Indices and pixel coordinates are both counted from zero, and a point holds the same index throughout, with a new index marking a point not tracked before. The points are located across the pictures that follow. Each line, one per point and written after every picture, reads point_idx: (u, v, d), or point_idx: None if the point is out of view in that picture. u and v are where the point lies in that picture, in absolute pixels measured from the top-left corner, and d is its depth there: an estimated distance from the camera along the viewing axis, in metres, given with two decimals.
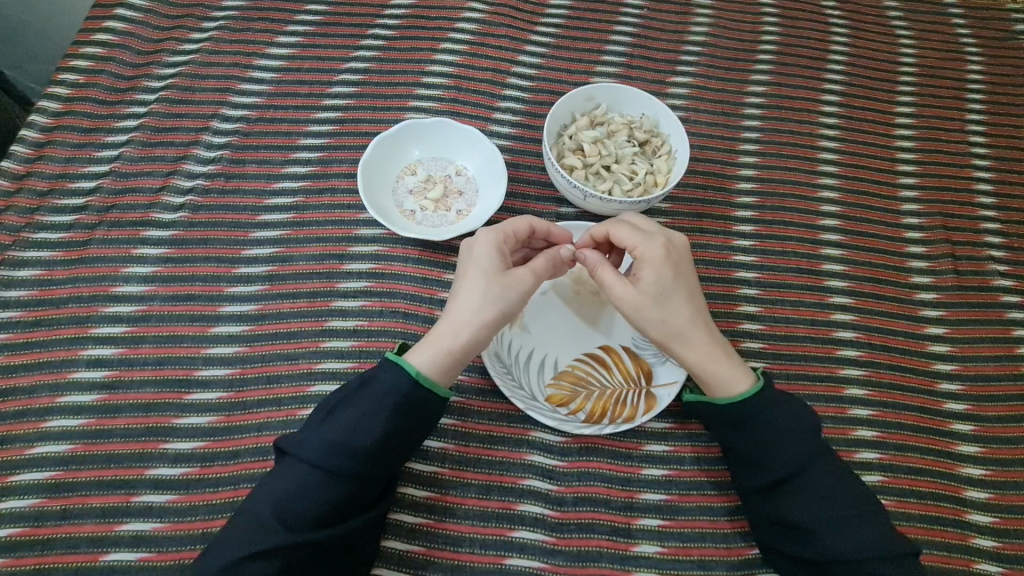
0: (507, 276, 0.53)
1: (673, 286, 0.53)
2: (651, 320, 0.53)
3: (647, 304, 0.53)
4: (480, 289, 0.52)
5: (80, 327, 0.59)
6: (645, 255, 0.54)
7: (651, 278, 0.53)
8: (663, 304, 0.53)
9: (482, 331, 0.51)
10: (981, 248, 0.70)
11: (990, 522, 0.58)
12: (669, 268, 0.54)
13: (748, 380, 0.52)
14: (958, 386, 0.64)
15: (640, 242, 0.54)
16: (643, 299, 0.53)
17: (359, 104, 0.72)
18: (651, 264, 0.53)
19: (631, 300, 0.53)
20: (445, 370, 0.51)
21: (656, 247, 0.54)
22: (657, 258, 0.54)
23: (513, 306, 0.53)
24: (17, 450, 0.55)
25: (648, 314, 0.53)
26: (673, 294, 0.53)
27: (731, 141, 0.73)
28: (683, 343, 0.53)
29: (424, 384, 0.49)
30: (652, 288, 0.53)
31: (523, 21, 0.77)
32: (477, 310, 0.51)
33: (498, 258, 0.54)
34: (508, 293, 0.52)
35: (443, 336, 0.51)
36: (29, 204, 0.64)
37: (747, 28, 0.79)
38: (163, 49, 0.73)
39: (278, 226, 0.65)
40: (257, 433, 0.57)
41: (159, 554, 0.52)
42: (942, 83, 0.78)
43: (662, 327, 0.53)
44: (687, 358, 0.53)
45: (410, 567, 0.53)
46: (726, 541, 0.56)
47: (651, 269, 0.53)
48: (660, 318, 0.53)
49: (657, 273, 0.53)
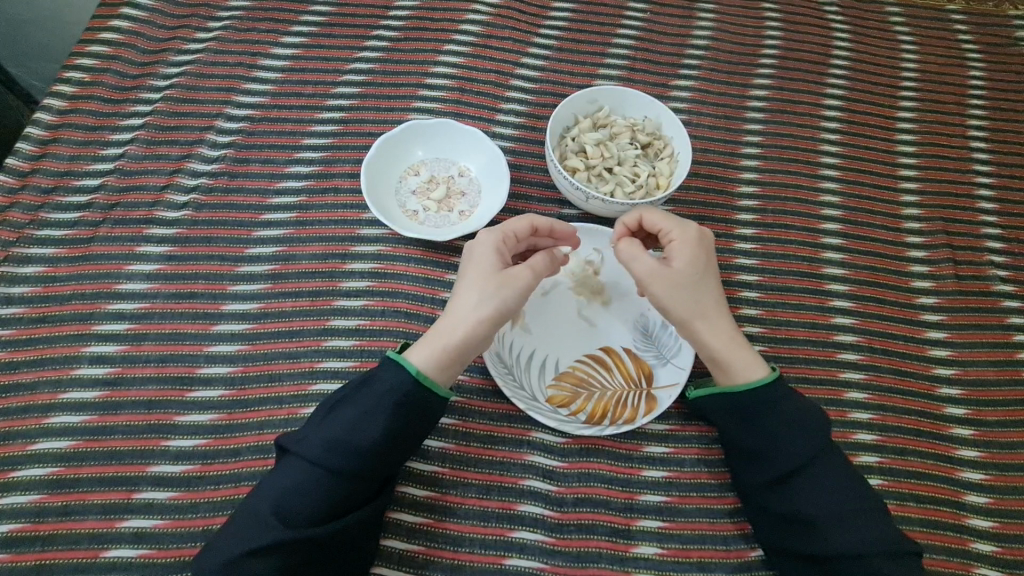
0: (504, 274, 0.53)
1: (704, 271, 0.54)
2: (681, 299, 0.53)
3: (680, 284, 0.53)
4: (475, 287, 0.52)
5: (83, 323, 0.60)
6: (681, 238, 0.55)
7: (685, 260, 0.54)
8: (694, 284, 0.54)
9: (475, 328, 0.51)
10: (982, 251, 0.70)
11: (990, 527, 0.58)
12: (703, 254, 0.55)
13: (764, 368, 0.53)
14: (959, 391, 0.64)
15: (674, 228, 0.55)
16: (677, 279, 0.53)
17: (363, 104, 0.72)
18: (687, 246, 0.54)
19: (665, 279, 0.53)
20: (443, 370, 0.51)
21: (691, 233, 0.55)
22: (693, 243, 0.55)
23: (511, 305, 0.52)
24: (19, 446, 0.55)
25: (681, 292, 0.53)
26: (702, 279, 0.54)
27: (733, 145, 0.73)
28: (706, 325, 0.54)
29: (421, 382, 0.49)
30: (685, 269, 0.54)
31: (527, 23, 0.78)
32: (472, 310, 0.52)
33: (498, 258, 0.54)
34: (507, 292, 0.52)
35: (441, 333, 0.51)
36: (35, 200, 0.64)
37: (750, 32, 0.80)
38: (169, 49, 0.73)
39: (282, 226, 0.66)
40: (259, 431, 0.57)
41: (160, 551, 0.52)
42: (945, 89, 0.78)
43: (690, 307, 0.53)
44: (710, 340, 0.53)
45: (410, 566, 0.53)
46: (726, 543, 0.56)
47: (687, 250, 0.54)
48: (690, 298, 0.53)
49: (692, 255, 0.54)
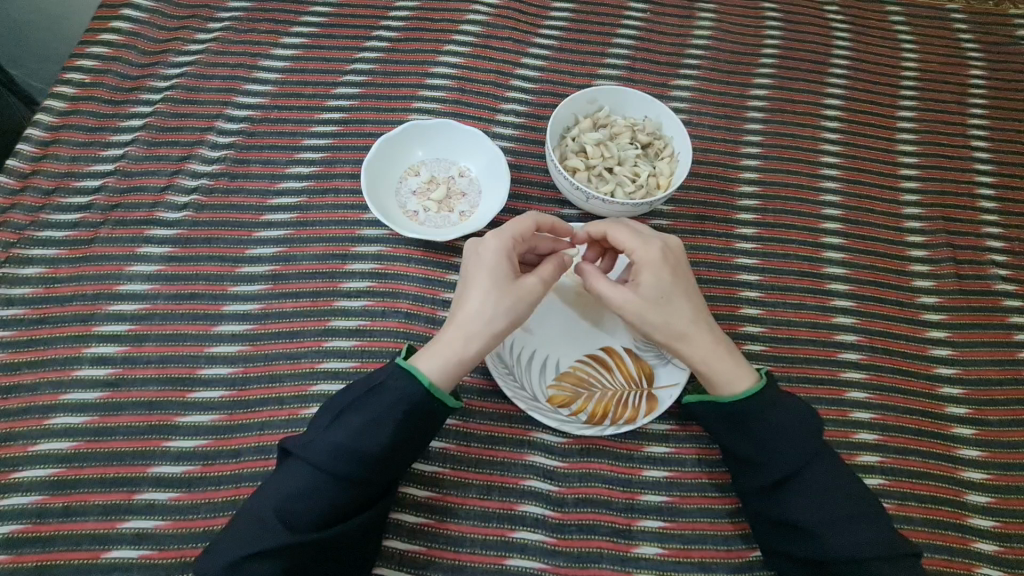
0: (516, 287, 0.52)
1: (672, 288, 0.54)
2: (653, 323, 0.53)
3: (649, 307, 0.53)
4: (485, 297, 0.52)
5: (84, 324, 0.60)
6: (644, 260, 0.54)
7: (650, 281, 0.53)
8: (665, 305, 0.53)
9: (488, 343, 0.52)
10: (983, 251, 0.70)
11: (992, 526, 0.58)
12: (667, 271, 0.54)
13: (750, 378, 0.53)
14: (960, 391, 0.64)
15: (637, 247, 0.55)
16: (646, 302, 0.53)
17: (363, 105, 0.72)
18: (650, 267, 0.54)
19: (635, 305, 0.53)
20: (452, 380, 0.51)
21: (653, 250, 0.54)
22: (655, 262, 0.54)
23: (520, 316, 0.53)
24: (21, 447, 0.55)
25: (652, 316, 0.53)
26: (672, 296, 0.54)
27: (734, 144, 0.73)
28: (683, 345, 0.54)
29: (434, 395, 0.49)
30: (652, 291, 0.53)
31: (527, 23, 0.78)
32: (485, 325, 0.52)
33: (509, 267, 0.53)
34: (521, 308, 0.52)
35: (452, 346, 0.51)
36: (36, 202, 0.64)
37: (750, 32, 0.80)
38: (170, 50, 0.73)
39: (283, 226, 0.66)
40: (260, 431, 0.57)
41: (161, 552, 0.52)
42: (945, 88, 0.78)
43: (664, 329, 0.53)
44: (690, 360, 0.54)
45: (411, 566, 0.53)
46: (727, 543, 0.56)
47: (651, 271, 0.54)
48: (662, 320, 0.53)
49: (656, 276, 0.54)
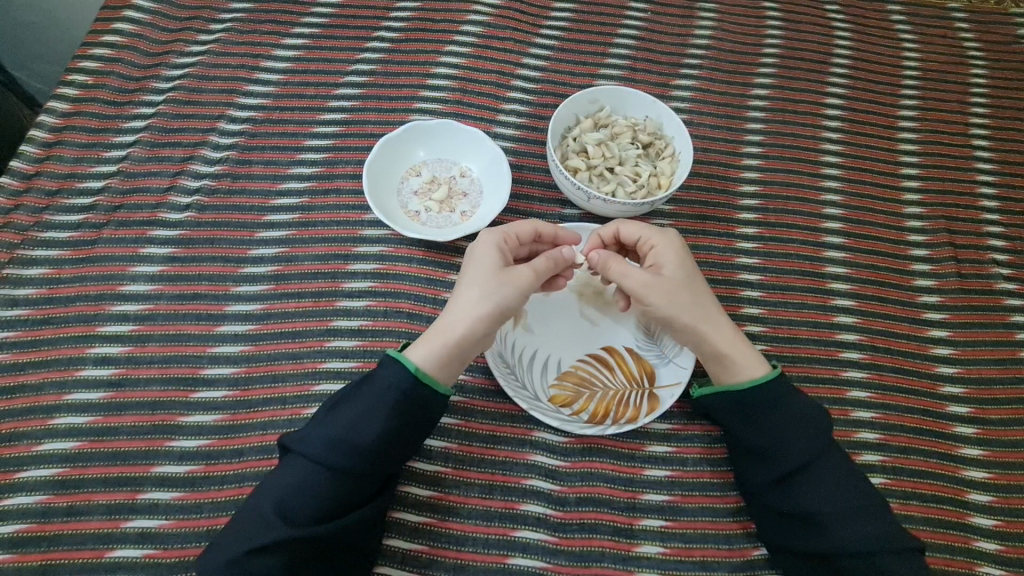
0: (505, 272, 0.53)
1: (693, 272, 0.55)
2: (681, 304, 0.53)
3: (677, 287, 0.54)
4: (477, 285, 0.53)
5: (88, 325, 0.60)
6: (664, 244, 0.56)
7: (674, 263, 0.55)
8: (689, 285, 0.54)
9: (475, 325, 0.52)
10: (985, 250, 0.70)
11: (994, 525, 0.58)
12: (687, 256, 0.56)
13: (764, 366, 0.53)
14: (962, 390, 0.64)
15: (656, 234, 0.56)
16: (674, 281, 0.54)
17: (364, 106, 0.72)
18: (672, 250, 0.56)
19: (663, 285, 0.54)
20: (442, 366, 0.51)
21: (673, 237, 0.56)
22: (676, 246, 0.56)
23: (510, 302, 0.53)
24: (25, 447, 0.55)
25: (680, 296, 0.54)
26: (693, 280, 0.55)
27: (735, 144, 0.73)
28: (710, 326, 0.54)
29: (421, 379, 0.49)
30: (676, 271, 0.55)
31: (527, 23, 0.78)
32: (472, 308, 0.52)
33: (499, 257, 0.54)
34: (508, 290, 0.52)
35: (440, 331, 0.52)
36: (39, 203, 0.64)
37: (751, 31, 0.80)
38: (171, 51, 0.73)
39: (285, 227, 0.66)
40: (262, 431, 0.57)
41: (164, 551, 0.52)
42: (946, 87, 0.78)
43: (692, 309, 0.54)
44: (716, 343, 0.53)
45: (414, 565, 0.53)
46: (729, 542, 0.56)
47: (672, 254, 0.56)
48: (689, 300, 0.54)
49: (678, 259, 0.56)
